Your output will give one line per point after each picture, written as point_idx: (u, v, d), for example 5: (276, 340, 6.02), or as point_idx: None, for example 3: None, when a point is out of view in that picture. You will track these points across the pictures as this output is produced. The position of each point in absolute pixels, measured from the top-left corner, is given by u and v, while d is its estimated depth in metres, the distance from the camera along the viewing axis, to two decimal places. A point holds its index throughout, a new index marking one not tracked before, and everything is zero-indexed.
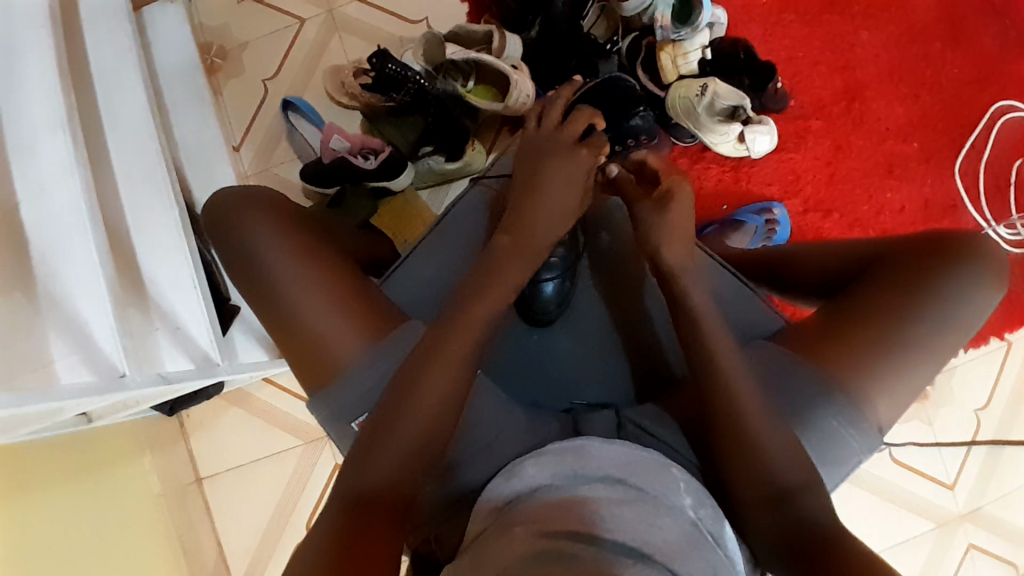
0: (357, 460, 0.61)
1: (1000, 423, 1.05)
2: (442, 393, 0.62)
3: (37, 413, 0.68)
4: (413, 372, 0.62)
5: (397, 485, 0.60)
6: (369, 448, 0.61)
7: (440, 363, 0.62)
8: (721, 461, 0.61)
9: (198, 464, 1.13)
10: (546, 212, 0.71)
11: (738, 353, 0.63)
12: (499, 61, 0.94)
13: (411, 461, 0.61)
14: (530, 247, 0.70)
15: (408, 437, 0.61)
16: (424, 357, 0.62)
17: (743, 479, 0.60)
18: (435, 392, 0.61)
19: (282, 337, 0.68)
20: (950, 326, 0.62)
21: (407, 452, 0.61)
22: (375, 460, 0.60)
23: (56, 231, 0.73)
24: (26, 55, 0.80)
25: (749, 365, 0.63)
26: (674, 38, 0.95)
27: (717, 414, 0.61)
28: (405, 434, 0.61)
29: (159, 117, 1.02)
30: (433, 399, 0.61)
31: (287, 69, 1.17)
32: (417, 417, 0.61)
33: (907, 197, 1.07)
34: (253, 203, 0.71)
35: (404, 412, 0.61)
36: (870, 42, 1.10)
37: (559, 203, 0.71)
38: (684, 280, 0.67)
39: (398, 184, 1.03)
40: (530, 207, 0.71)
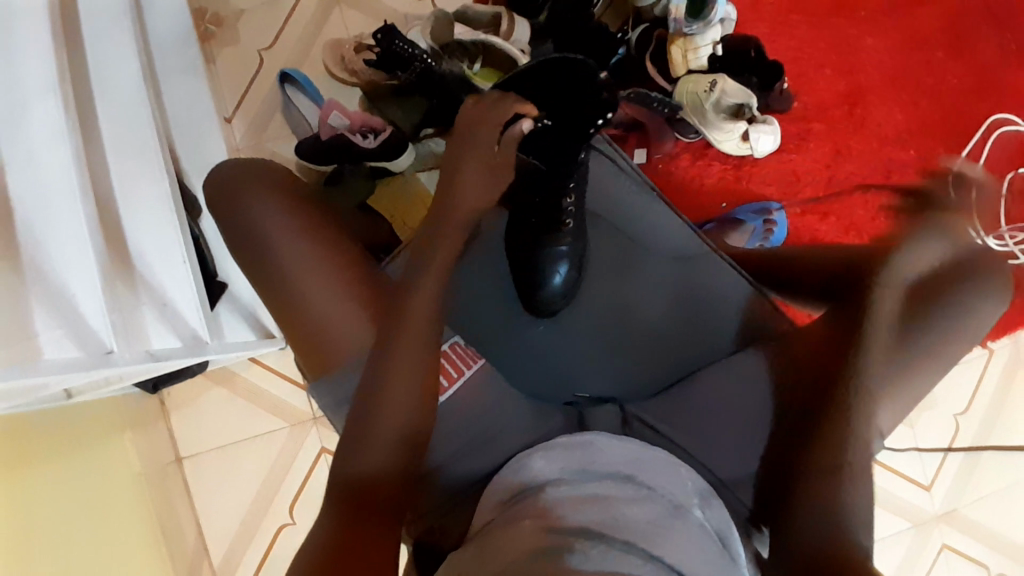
0: (351, 443, 0.61)
1: (979, 429, 1.08)
2: (412, 377, 0.61)
3: (19, 386, 0.64)
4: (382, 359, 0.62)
5: (391, 471, 0.60)
6: (359, 434, 0.60)
7: (404, 349, 0.62)
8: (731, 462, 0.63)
9: (179, 443, 1.10)
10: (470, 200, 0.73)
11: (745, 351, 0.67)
12: (507, 44, 0.94)
13: (403, 448, 0.61)
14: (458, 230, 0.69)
15: (394, 422, 0.60)
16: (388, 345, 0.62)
17: None
18: (409, 379, 0.61)
19: (282, 317, 0.68)
20: (964, 334, 0.66)
21: (395, 436, 0.60)
22: (368, 443, 0.60)
23: (43, 198, 0.70)
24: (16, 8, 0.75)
25: None
26: (686, 32, 0.95)
27: None
28: (390, 420, 0.60)
29: (151, 83, 0.98)
30: (410, 383, 0.61)
31: (284, 40, 1.13)
32: (393, 401, 0.60)
33: (902, 203, 1.08)
34: (255, 177, 0.70)
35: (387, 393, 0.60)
36: (874, 48, 1.11)
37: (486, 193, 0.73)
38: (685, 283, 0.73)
39: (398, 165, 1.01)
40: (450, 214, 0.66)
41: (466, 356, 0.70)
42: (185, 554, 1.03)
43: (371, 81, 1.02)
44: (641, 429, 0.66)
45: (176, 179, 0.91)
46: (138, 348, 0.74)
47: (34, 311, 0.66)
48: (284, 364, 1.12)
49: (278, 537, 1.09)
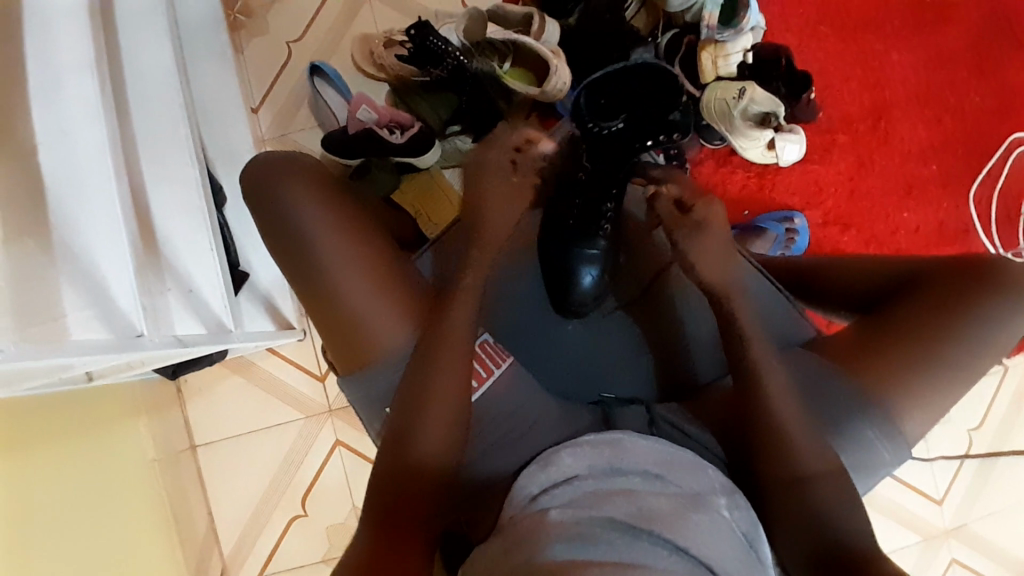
0: (388, 448, 0.63)
1: (992, 446, 1.08)
2: (454, 386, 0.64)
3: (45, 367, 0.62)
4: (421, 370, 0.64)
5: (435, 471, 0.62)
6: (395, 439, 0.63)
7: (446, 362, 0.64)
8: (756, 464, 0.63)
9: (192, 431, 1.11)
10: (492, 226, 0.75)
11: (781, 367, 0.66)
12: (538, 44, 0.94)
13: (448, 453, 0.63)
14: (488, 241, 0.74)
15: (434, 435, 0.62)
16: (432, 355, 0.65)
17: (774, 484, 0.62)
18: (451, 391, 0.63)
19: (315, 320, 0.70)
20: (989, 343, 0.65)
21: (433, 448, 0.62)
22: (407, 452, 0.62)
23: (75, 184, 0.69)
24: None
25: (792, 375, 0.66)
26: (717, 39, 0.95)
27: (755, 418, 0.64)
28: (433, 429, 0.62)
29: (182, 71, 0.98)
30: (451, 391, 0.64)
31: (314, 33, 1.13)
32: (435, 411, 0.63)
33: (922, 218, 1.09)
34: (295, 172, 0.70)
35: (429, 402, 0.63)
36: (900, 63, 1.12)
37: (502, 215, 0.76)
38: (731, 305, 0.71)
39: (424, 162, 1.01)
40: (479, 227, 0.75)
41: (497, 354, 0.71)
42: (196, 543, 1.03)
43: (400, 77, 1.01)
44: (667, 430, 0.67)
45: (206, 168, 0.92)
46: (166, 332, 0.74)
47: (62, 291, 0.64)
48: (300, 355, 1.12)
49: (288, 528, 1.09)
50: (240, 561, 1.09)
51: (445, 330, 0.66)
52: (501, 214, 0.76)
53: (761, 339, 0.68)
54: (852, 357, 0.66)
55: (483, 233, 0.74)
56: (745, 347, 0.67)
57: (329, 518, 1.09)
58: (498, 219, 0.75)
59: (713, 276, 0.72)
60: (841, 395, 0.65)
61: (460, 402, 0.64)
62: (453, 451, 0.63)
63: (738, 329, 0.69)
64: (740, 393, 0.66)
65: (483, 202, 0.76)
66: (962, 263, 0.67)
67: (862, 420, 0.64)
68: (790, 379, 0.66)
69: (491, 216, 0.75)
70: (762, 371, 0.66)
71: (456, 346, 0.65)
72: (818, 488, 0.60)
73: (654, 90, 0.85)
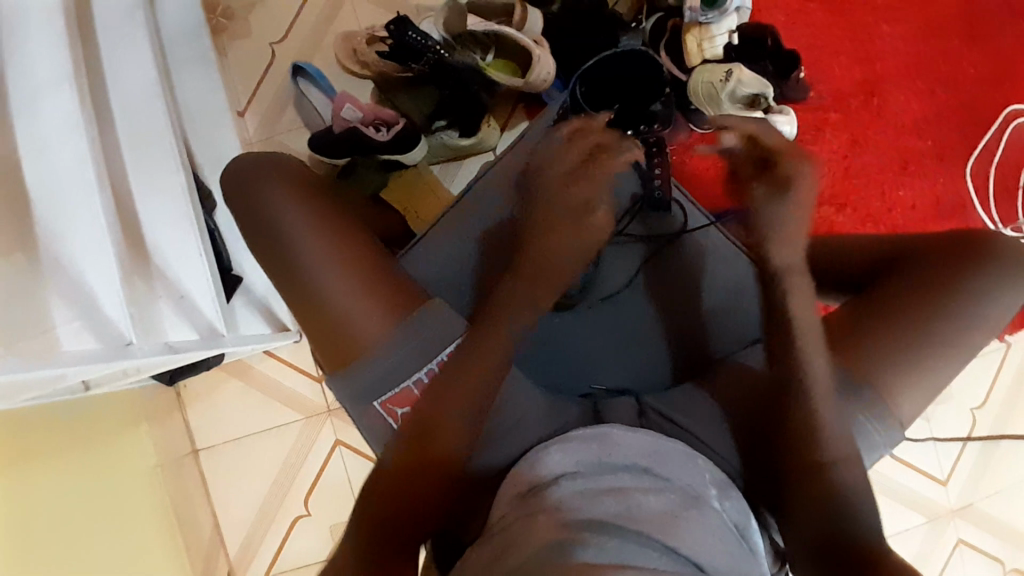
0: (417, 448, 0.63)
1: (995, 423, 1.07)
2: (472, 381, 0.64)
3: (36, 380, 0.62)
4: (456, 358, 0.65)
5: (434, 459, 0.62)
6: (434, 427, 0.63)
7: (477, 356, 0.65)
8: None
9: (195, 436, 1.11)
10: (546, 263, 0.72)
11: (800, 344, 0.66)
12: (521, 35, 0.93)
13: (450, 436, 0.63)
14: (549, 272, 0.72)
15: (452, 410, 0.64)
16: (465, 353, 0.65)
17: None
18: (467, 381, 0.64)
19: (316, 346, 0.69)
20: (979, 319, 0.64)
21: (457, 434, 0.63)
22: (422, 440, 0.63)
23: (57, 195, 0.68)
24: None
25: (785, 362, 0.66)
26: (702, 20, 0.95)
27: None
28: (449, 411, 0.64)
29: (164, 76, 0.97)
30: (467, 387, 0.64)
31: (296, 33, 1.13)
32: (451, 401, 0.64)
33: (918, 194, 1.08)
34: (275, 172, 0.71)
35: (456, 386, 0.64)
36: (891, 36, 1.10)
37: (557, 254, 0.73)
38: (785, 280, 0.70)
39: (411, 159, 1.00)
40: (535, 257, 0.72)
41: None
42: (201, 548, 1.04)
43: (382, 73, 1.00)
44: (658, 422, 0.67)
45: (192, 172, 0.90)
46: (156, 339, 0.74)
47: (51, 304, 0.65)
48: (297, 357, 1.12)
49: (292, 530, 1.10)
50: (246, 564, 1.10)
51: (495, 323, 0.68)
52: (563, 245, 0.73)
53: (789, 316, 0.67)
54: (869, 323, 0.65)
55: (546, 258, 0.72)
56: None
57: (334, 518, 1.10)
58: (557, 241, 0.73)
59: (785, 259, 0.71)
60: (825, 364, 0.64)
61: (471, 397, 0.64)
62: (472, 430, 0.64)
63: (785, 301, 0.69)
64: None
65: (544, 235, 0.74)
66: (955, 246, 0.66)
67: (860, 402, 0.62)
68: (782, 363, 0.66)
69: (552, 250, 0.73)
70: (795, 357, 0.65)
71: (500, 339, 0.67)
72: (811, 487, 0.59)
73: (632, 79, 0.88)
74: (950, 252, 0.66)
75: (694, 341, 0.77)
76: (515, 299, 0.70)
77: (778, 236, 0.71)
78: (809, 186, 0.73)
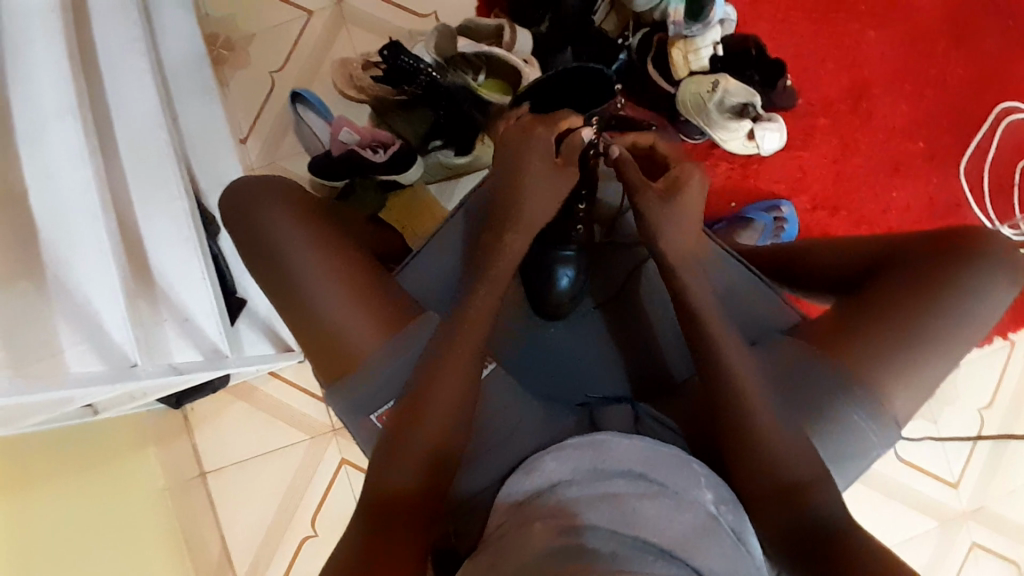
0: (403, 460, 0.61)
1: (1003, 421, 1.06)
2: (453, 383, 0.64)
3: (43, 403, 0.64)
4: (435, 360, 0.64)
5: (419, 488, 0.61)
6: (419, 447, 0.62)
7: (455, 362, 0.64)
8: (724, 458, 0.62)
9: (202, 458, 1.12)
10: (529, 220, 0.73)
11: (745, 353, 0.66)
12: (511, 55, 0.96)
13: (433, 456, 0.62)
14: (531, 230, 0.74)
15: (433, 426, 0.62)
16: (440, 357, 0.65)
17: (747, 478, 0.61)
18: (447, 390, 0.63)
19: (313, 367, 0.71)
20: (972, 316, 0.64)
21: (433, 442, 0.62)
22: (396, 455, 0.61)
23: (63, 224, 0.71)
24: None
25: (762, 367, 0.66)
26: (686, 34, 0.97)
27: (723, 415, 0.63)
28: (429, 430, 0.62)
29: (167, 107, 1.00)
30: (446, 395, 0.63)
31: (295, 62, 1.16)
32: (433, 413, 0.62)
33: (912, 195, 1.08)
34: (271, 193, 0.73)
35: (437, 392, 0.63)
36: (877, 41, 1.11)
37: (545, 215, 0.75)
38: (682, 276, 0.71)
39: (408, 177, 1.03)
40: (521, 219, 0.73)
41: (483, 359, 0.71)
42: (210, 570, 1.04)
43: (379, 97, 1.03)
44: (654, 427, 0.68)
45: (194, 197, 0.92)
46: (161, 361, 0.75)
47: (58, 327, 0.67)
48: (301, 377, 1.13)
49: (300, 551, 1.10)
50: None
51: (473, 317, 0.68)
52: (542, 205, 0.74)
53: (715, 319, 0.68)
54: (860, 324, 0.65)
55: (522, 221, 0.73)
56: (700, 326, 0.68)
57: None
58: (536, 201, 0.74)
59: (679, 250, 0.72)
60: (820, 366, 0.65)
61: (451, 411, 0.63)
62: (456, 437, 0.63)
63: (701, 306, 0.68)
64: (705, 389, 0.66)
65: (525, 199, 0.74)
66: (944, 244, 0.67)
67: (853, 403, 0.63)
68: (751, 364, 0.65)
69: (531, 211, 0.74)
70: (740, 358, 0.66)
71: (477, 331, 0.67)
72: (808, 489, 0.59)
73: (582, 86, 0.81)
74: (941, 249, 0.66)
75: (663, 357, 0.78)
76: (488, 278, 0.71)
77: (661, 227, 0.72)
78: (699, 189, 0.75)
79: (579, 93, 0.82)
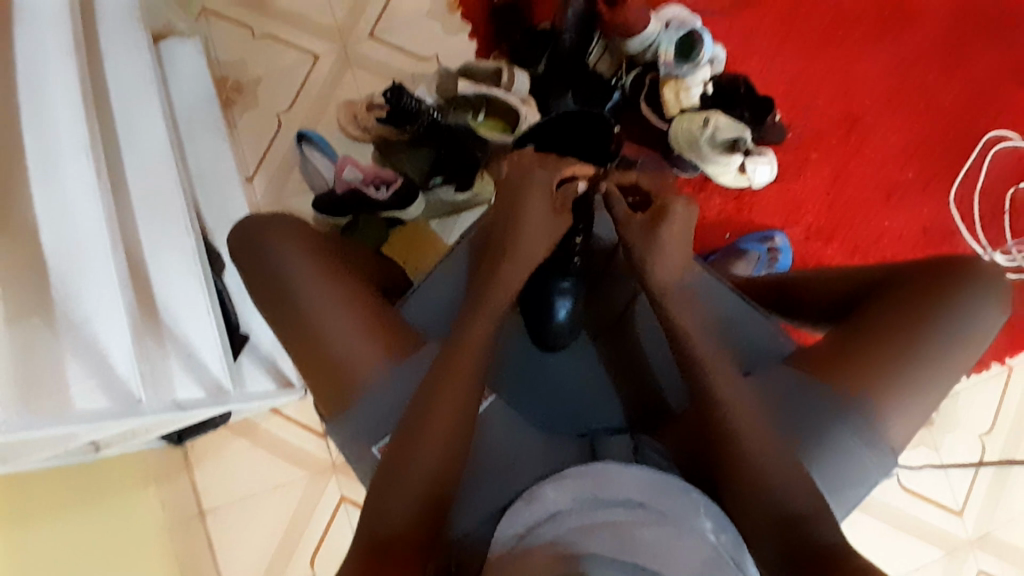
0: (400, 491, 0.61)
1: (1004, 448, 1.06)
2: (448, 411, 0.64)
3: (48, 438, 0.65)
4: (431, 390, 0.65)
5: (417, 520, 0.61)
6: (415, 478, 0.62)
7: (450, 392, 0.65)
8: (724, 483, 0.63)
9: (201, 496, 1.11)
10: (524, 249, 0.75)
11: (739, 381, 0.67)
12: (508, 95, 1.00)
13: (431, 486, 0.62)
14: (526, 259, 0.76)
15: (430, 455, 0.62)
16: (437, 385, 0.65)
17: (746, 505, 0.61)
18: (442, 418, 0.64)
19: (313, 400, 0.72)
20: (963, 338, 0.65)
21: (431, 472, 0.62)
22: (395, 484, 0.62)
23: (74, 257, 0.73)
24: (49, 85, 0.80)
25: (755, 393, 0.67)
26: (676, 74, 1.02)
27: (722, 443, 0.64)
28: (425, 459, 0.62)
29: (177, 147, 1.03)
30: (441, 425, 0.64)
31: (301, 103, 1.21)
32: (430, 442, 0.63)
33: (904, 224, 1.11)
34: (278, 229, 0.75)
35: (433, 420, 0.63)
36: (864, 76, 1.15)
37: (537, 246, 0.76)
38: (670, 302, 0.73)
39: (409, 214, 1.06)
40: (515, 249, 0.75)
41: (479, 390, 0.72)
42: None
43: (383, 136, 1.08)
44: (654, 457, 0.68)
45: (201, 236, 0.95)
46: (165, 397, 0.76)
47: (69, 362, 0.68)
48: (303, 412, 1.14)
49: None
50: None
51: (469, 343, 0.69)
52: (537, 237, 0.76)
53: (708, 347, 0.69)
54: (854, 350, 0.66)
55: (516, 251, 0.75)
56: (689, 356, 0.69)
57: None
58: (532, 231, 0.76)
59: (665, 278, 0.74)
60: (816, 392, 0.65)
61: (448, 440, 0.63)
62: (454, 466, 0.64)
63: (688, 333, 0.70)
64: (699, 415, 0.67)
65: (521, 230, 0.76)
66: (931, 267, 0.68)
67: (851, 428, 0.64)
68: (746, 390, 0.66)
69: (526, 240, 0.76)
70: (737, 385, 0.67)
71: (474, 359, 0.67)
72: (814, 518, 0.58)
73: (578, 131, 0.86)
74: (929, 273, 0.68)
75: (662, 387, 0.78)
76: (485, 310, 0.72)
77: (653, 260, 0.75)
78: (683, 220, 0.76)
79: (574, 135, 0.86)
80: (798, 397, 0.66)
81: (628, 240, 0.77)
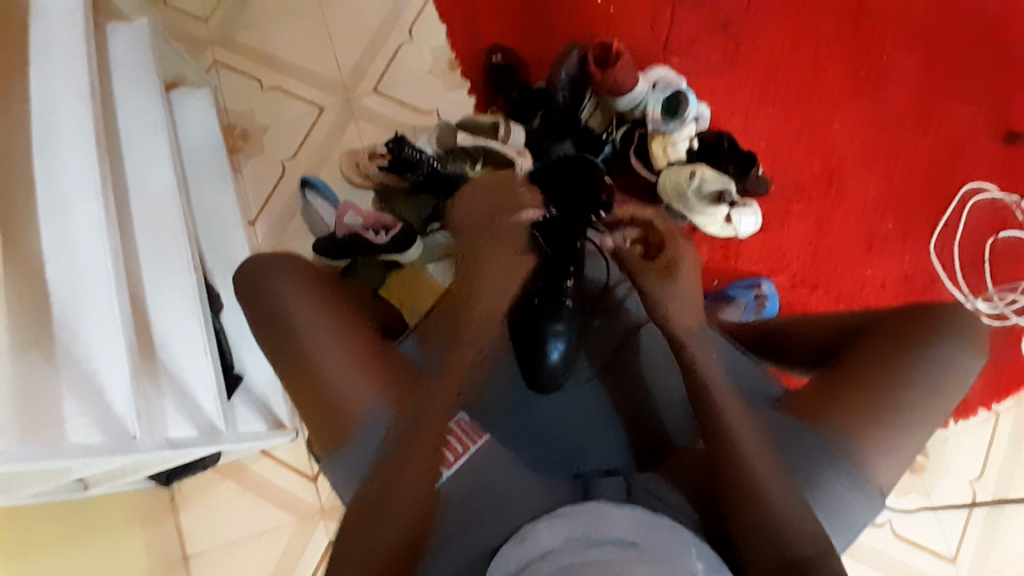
0: (377, 523, 0.63)
1: (994, 493, 1.07)
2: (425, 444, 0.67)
3: (41, 470, 0.65)
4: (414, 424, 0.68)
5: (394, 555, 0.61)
6: (391, 510, 0.64)
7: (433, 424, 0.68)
8: (732, 519, 0.62)
9: (187, 539, 1.09)
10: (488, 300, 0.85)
11: (748, 417, 0.68)
12: (504, 147, 1.04)
13: (409, 517, 0.64)
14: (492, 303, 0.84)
15: (409, 486, 0.65)
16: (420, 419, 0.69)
17: (756, 543, 0.60)
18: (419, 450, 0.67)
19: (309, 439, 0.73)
20: (945, 381, 0.68)
21: (408, 504, 0.65)
22: (376, 517, 0.64)
23: (78, 293, 0.74)
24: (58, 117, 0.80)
25: (761, 430, 0.68)
26: (663, 130, 1.07)
27: (727, 480, 0.64)
28: (405, 490, 0.65)
29: (183, 190, 1.07)
30: (421, 456, 0.67)
31: (305, 151, 1.25)
32: (411, 474, 0.66)
33: (887, 273, 1.15)
34: (282, 269, 0.77)
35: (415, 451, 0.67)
36: (843, 133, 1.22)
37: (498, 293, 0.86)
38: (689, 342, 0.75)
39: (408, 257, 1.10)
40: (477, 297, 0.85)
41: (469, 433, 0.74)
42: None
43: (384, 183, 1.12)
44: (649, 500, 0.66)
45: (202, 276, 0.97)
46: (160, 435, 0.77)
47: (64, 399, 0.68)
48: (294, 454, 1.13)
49: None
50: None
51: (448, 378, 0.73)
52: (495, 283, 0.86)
53: (723, 385, 0.71)
54: (844, 392, 0.68)
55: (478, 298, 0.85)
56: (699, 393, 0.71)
57: None
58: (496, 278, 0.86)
59: (685, 323, 0.77)
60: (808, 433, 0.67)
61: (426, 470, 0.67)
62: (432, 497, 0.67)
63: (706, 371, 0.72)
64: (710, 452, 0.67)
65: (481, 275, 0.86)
66: (910, 314, 0.71)
67: (840, 470, 0.65)
68: (752, 426, 0.67)
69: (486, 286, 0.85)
70: (739, 423, 0.67)
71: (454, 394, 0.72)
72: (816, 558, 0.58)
73: (571, 192, 0.97)
74: (911, 319, 0.70)
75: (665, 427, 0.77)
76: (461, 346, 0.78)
77: (669, 304, 0.80)
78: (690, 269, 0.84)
79: (569, 194, 0.97)
80: (791, 438, 0.68)
81: (644, 283, 0.83)
